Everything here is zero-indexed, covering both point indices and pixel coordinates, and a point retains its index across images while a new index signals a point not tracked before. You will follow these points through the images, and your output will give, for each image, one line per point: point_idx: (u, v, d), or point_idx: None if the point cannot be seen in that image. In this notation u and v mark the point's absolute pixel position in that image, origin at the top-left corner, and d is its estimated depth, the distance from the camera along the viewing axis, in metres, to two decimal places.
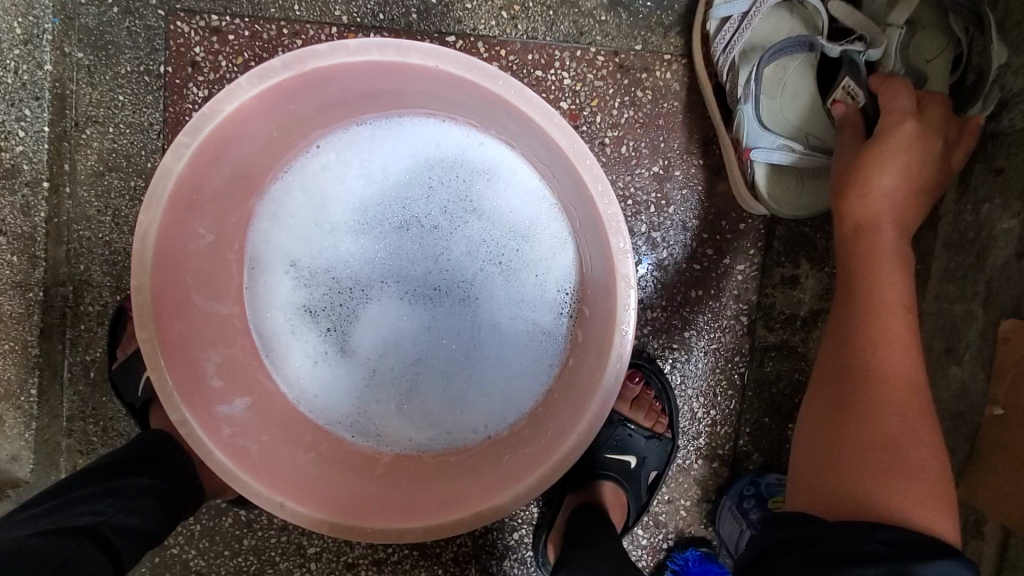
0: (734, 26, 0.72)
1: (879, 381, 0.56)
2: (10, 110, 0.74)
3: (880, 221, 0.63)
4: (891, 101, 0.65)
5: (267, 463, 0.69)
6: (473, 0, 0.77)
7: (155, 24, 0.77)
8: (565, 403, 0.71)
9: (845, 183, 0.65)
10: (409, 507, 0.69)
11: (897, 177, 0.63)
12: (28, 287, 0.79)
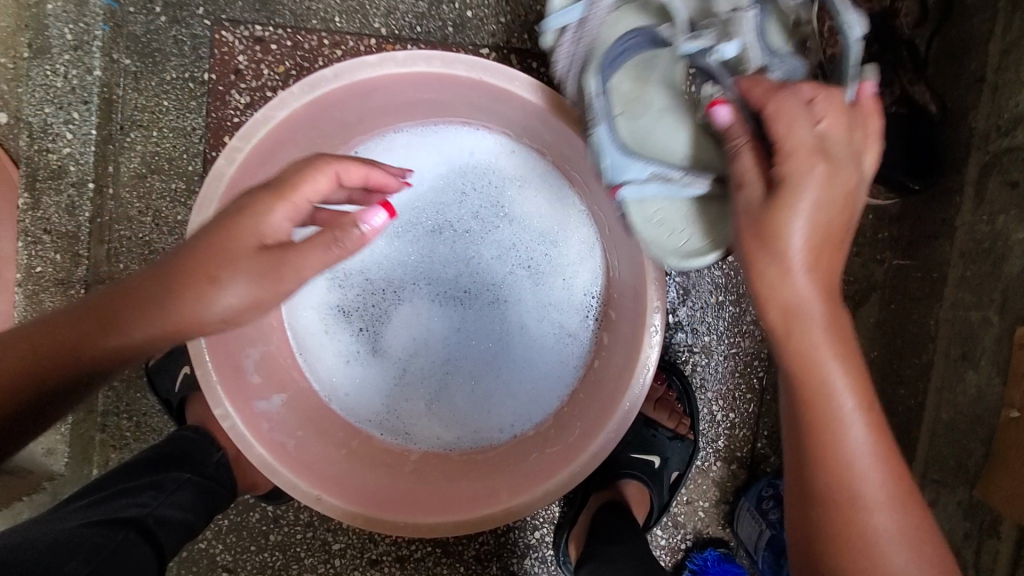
0: (573, 36, 0.62)
1: (859, 505, 0.48)
2: (60, 113, 0.79)
3: (811, 306, 0.49)
4: (790, 132, 0.48)
5: (303, 459, 0.71)
6: (507, 16, 0.80)
7: (200, 34, 0.80)
8: (592, 403, 0.74)
9: (757, 257, 0.50)
10: (439, 503, 0.72)
11: (818, 237, 0.48)
12: (69, 284, 0.82)
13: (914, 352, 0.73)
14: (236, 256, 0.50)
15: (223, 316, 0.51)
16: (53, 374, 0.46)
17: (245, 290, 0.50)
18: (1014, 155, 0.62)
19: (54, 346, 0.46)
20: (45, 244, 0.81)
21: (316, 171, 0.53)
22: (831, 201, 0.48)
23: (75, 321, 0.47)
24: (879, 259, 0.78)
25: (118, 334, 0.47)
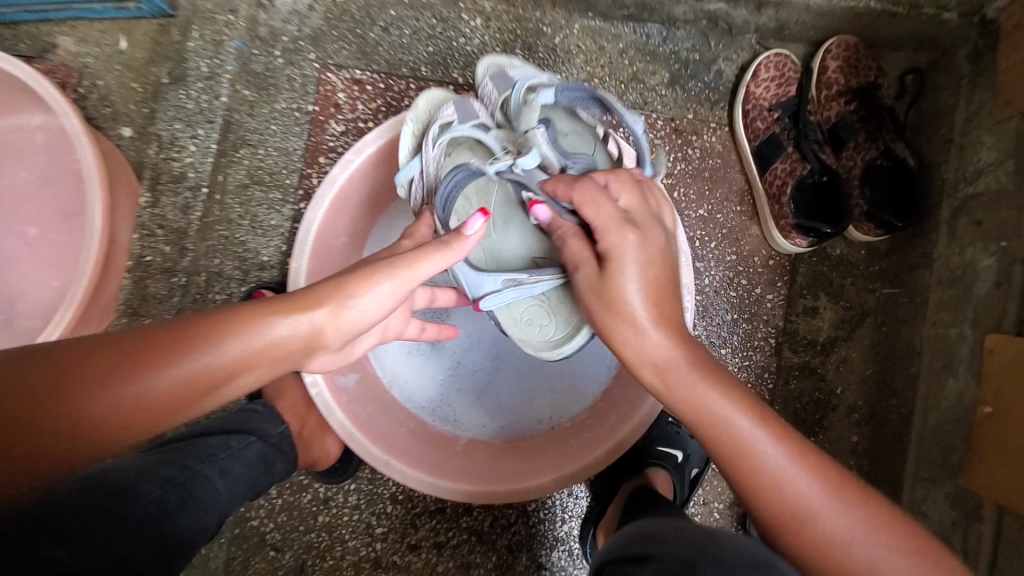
0: (419, 183, 0.77)
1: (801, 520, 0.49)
2: (187, 129, 0.95)
3: (673, 356, 0.57)
4: (593, 216, 0.59)
5: (373, 427, 0.82)
6: (563, 73, 0.96)
7: (309, 74, 0.98)
8: (624, 394, 0.85)
9: (609, 323, 0.59)
10: (486, 475, 0.82)
11: (653, 287, 0.58)
12: (174, 272, 0.94)
13: (903, 366, 0.85)
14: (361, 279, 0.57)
15: (347, 324, 0.57)
16: (194, 384, 0.49)
17: (375, 306, 0.58)
18: (977, 200, 0.77)
19: (193, 358, 0.49)
20: (157, 237, 0.94)
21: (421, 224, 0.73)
22: (658, 266, 0.59)
23: (204, 333, 0.50)
24: (871, 288, 0.92)
25: (259, 340, 0.52)
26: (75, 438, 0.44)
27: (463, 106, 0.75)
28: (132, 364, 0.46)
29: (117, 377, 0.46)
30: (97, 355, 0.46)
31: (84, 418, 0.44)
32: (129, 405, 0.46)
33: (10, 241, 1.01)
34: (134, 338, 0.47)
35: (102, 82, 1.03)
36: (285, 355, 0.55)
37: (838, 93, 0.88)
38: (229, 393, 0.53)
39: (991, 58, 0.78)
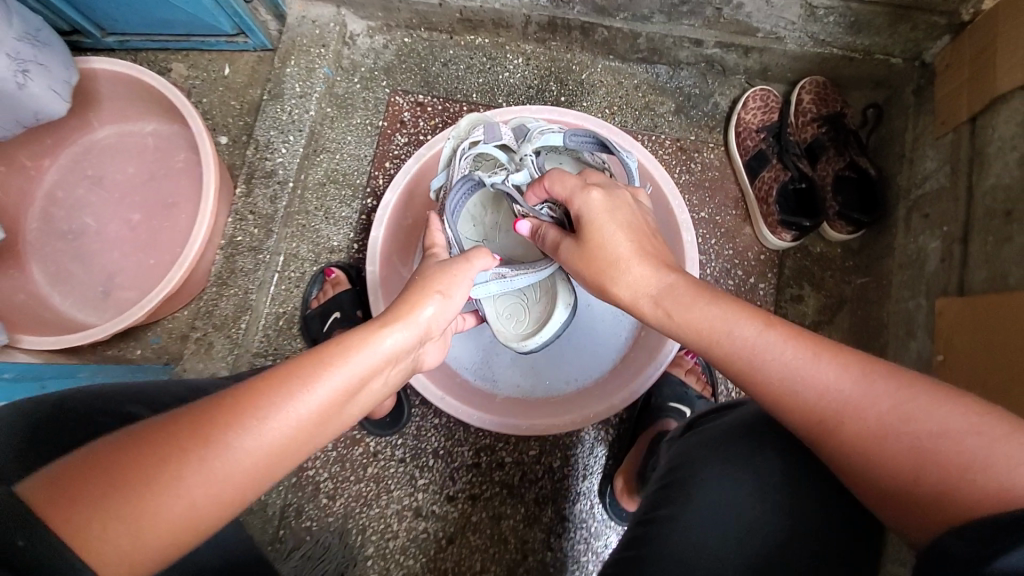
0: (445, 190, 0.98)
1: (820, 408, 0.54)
2: (280, 136, 1.13)
3: (660, 285, 0.68)
4: (567, 191, 0.75)
5: (430, 373, 0.98)
6: (588, 102, 1.19)
7: (381, 97, 1.21)
8: (641, 353, 1.01)
9: (598, 275, 0.72)
10: (523, 416, 0.98)
11: (631, 234, 0.71)
12: (259, 251, 1.10)
13: (875, 338, 1.01)
14: (429, 281, 0.65)
15: (440, 317, 0.63)
16: (343, 397, 0.53)
17: (452, 298, 0.65)
18: (923, 198, 0.96)
19: (332, 374, 0.52)
20: (248, 222, 1.11)
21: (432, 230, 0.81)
22: (623, 218, 0.72)
23: (331, 355, 0.53)
24: (847, 280, 1.10)
25: (379, 344, 0.55)
26: (250, 467, 0.48)
27: (489, 132, 0.93)
28: (275, 395, 0.49)
29: (270, 406, 0.49)
30: (242, 398, 0.48)
31: (253, 449, 0.48)
32: (295, 428, 0.50)
33: (117, 225, 1.20)
34: (264, 378, 0.50)
35: (207, 100, 1.24)
36: (404, 357, 0.59)
37: (812, 119, 1.10)
38: (364, 404, 0.57)
39: (930, 92, 1.00)
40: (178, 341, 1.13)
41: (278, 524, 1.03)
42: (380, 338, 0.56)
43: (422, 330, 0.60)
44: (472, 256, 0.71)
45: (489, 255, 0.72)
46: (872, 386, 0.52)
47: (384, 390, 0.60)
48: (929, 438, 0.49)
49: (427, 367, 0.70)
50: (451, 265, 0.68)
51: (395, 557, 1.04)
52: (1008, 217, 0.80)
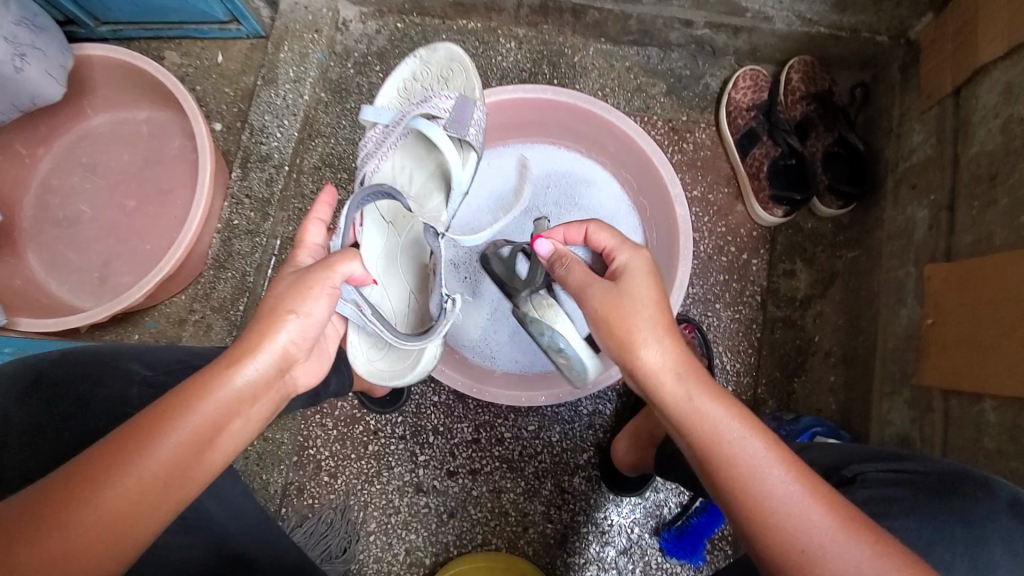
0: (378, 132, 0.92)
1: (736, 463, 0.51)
2: (274, 121, 1.15)
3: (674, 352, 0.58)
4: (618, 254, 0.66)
5: None
6: (581, 84, 1.20)
7: (375, 81, 1.21)
8: None
9: (612, 335, 0.60)
10: (521, 388, 1.00)
11: (661, 302, 0.61)
12: (257, 234, 1.12)
13: (866, 309, 1.03)
14: (282, 301, 0.61)
15: (299, 338, 0.60)
16: (186, 449, 0.51)
17: (313, 315, 0.62)
18: (912, 170, 0.98)
19: (168, 432, 0.50)
20: (244, 205, 1.13)
21: (308, 224, 0.75)
22: (659, 294, 0.62)
23: (163, 412, 0.51)
24: (838, 254, 1.12)
25: (221, 390, 0.54)
26: (99, 538, 0.46)
27: (458, 110, 0.89)
28: (109, 463, 0.48)
29: (104, 477, 0.47)
30: (74, 476, 0.47)
31: (98, 518, 0.46)
32: (141, 489, 0.48)
33: (111, 212, 1.19)
34: (96, 448, 0.49)
35: (200, 87, 1.23)
36: (262, 392, 0.57)
37: (800, 97, 1.11)
38: (232, 445, 0.55)
39: (915, 67, 1.02)
40: (175, 326, 1.12)
41: (279, 502, 1.05)
42: (221, 385, 0.54)
43: (275, 359, 0.58)
44: (334, 266, 0.65)
45: (353, 261, 0.65)
46: (791, 487, 0.49)
47: (256, 422, 0.58)
48: (827, 563, 0.46)
49: (309, 379, 0.68)
50: (309, 276, 0.63)
51: (397, 531, 1.06)
52: (992, 181, 0.82)
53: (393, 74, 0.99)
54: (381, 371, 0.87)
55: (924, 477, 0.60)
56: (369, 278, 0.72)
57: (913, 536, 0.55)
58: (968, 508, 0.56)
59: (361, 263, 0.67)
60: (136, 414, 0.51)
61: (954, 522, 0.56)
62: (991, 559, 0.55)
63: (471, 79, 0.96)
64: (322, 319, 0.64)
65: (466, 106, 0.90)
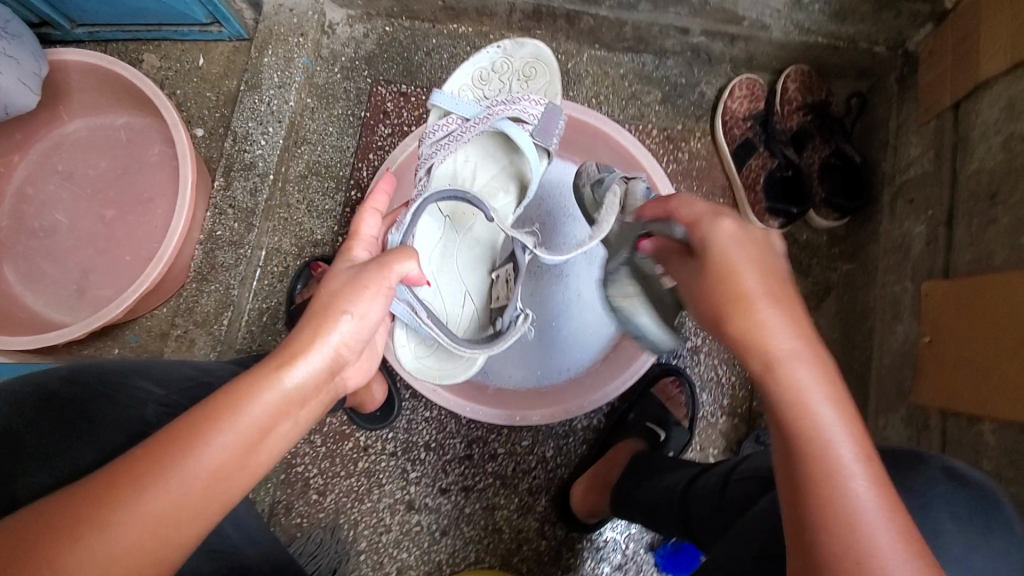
0: (452, 122, 0.88)
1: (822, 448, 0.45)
2: (259, 127, 1.10)
3: (777, 324, 0.51)
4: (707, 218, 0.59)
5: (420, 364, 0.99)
6: (574, 91, 1.17)
7: (363, 87, 1.18)
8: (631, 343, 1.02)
9: (714, 301, 0.54)
10: (517, 406, 0.99)
11: (767, 271, 0.54)
12: (240, 245, 1.08)
13: (862, 323, 1.02)
14: (338, 301, 0.62)
15: (350, 340, 0.62)
16: (235, 449, 0.51)
17: (366, 316, 0.63)
18: (910, 184, 0.97)
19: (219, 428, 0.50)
20: (228, 216, 1.09)
21: (364, 213, 0.75)
22: (766, 265, 0.54)
23: (215, 410, 0.51)
24: (834, 267, 1.11)
25: (273, 388, 0.54)
26: (140, 541, 0.45)
27: (547, 118, 0.86)
28: (160, 459, 0.48)
29: (153, 473, 0.47)
30: (120, 472, 0.46)
31: (145, 518, 0.45)
32: (188, 488, 0.48)
33: (90, 221, 1.15)
34: (148, 444, 0.48)
35: (181, 91, 1.19)
36: (312, 393, 0.58)
37: (797, 107, 1.09)
38: (277, 446, 0.55)
39: (914, 79, 1.00)
40: (157, 339, 1.10)
41: (267, 521, 1.03)
42: (273, 382, 0.54)
43: (327, 358, 0.59)
44: (389, 266, 0.67)
45: (410, 262, 0.68)
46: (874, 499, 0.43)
47: (303, 424, 0.58)
48: None
49: (357, 381, 0.68)
50: (363, 278, 0.65)
51: (388, 550, 1.03)
52: (992, 201, 0.81)
53: (469, 61, 0.95)
54: (431, 369, 0.86)
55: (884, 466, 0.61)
56: (423, 278, 0.72)
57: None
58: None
59: (417, 264, 0.69)
60: (189, 410, 0.51)
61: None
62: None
63: (556, 86, 0.96)
64: (375, 321, 0.65)
65: (557, 116, 0.88)
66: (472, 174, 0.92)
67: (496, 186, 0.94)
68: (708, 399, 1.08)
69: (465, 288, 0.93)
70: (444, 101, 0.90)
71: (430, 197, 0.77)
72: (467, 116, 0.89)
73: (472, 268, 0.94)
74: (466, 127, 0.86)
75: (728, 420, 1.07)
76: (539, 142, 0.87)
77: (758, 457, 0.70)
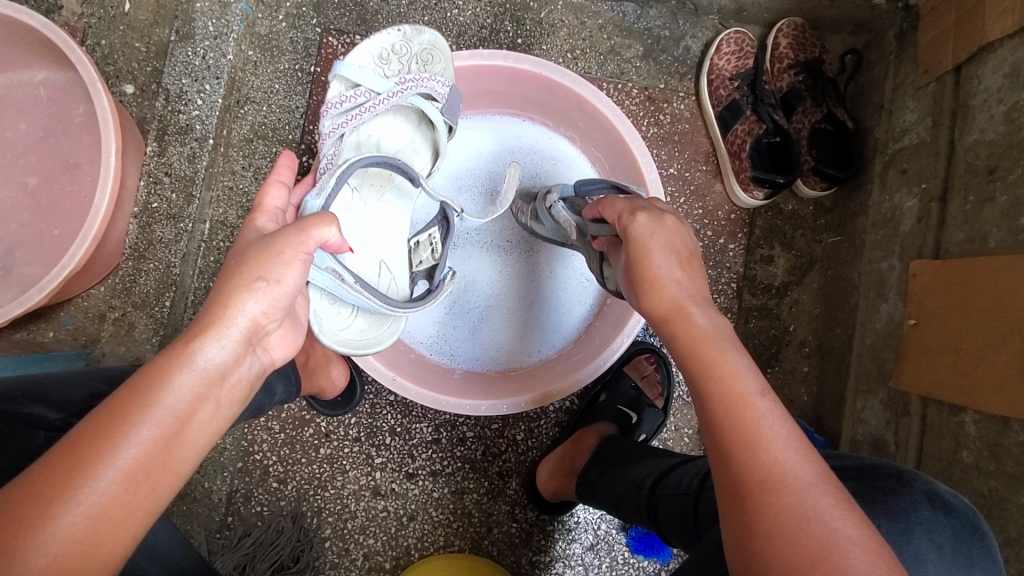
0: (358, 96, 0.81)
1: (735, 405, 0.51)
2: (194, 84, 0.98)
3: (684, 304, 0.60)
4: (613, 211, 0.68)
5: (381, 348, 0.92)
6: (548, 45, 1.06)
7: (313, 38, 1.06)
8: (605, 323, 0.98)
9: (632, 284, 0.63)
10: (484, 392, 0.94)
11: (674, 255, 0.63)
12: (180, 219, 0.98)
13: (845, 300, 0.98)
14: (247, 268, 0.55)
15: (267, 309, 0.55)
16: (158, 435, 0.47)
17: (284, 283, 0.56)
18: (903, 153, 0.91)
19: (131, 428, 0.46)
20: (164, 184, 0.98)
21: (269, 186, 0.69)
22: (676, 246, 0.63)
23: (120, 409, 0.46)
24: (818, 239, 1.06)
25: (188, 369, 0.49)
26: (65, 554, 0.42)
27: (454, 98, 0.84)
28: (67, 473, 0.43)
29: (56, 490, 0.42)
30: (17, 498, 0.42)
31: (60, 540, 0.41)
32: (103, 501, 0.43)
33: (11, 190, 1.03)
34: (50, 458, 0.44)
35: (106, 41, 1.03)
36: (230, 376, 0.52)
37: (788, 66, 1.02)
38: (204, 438, 0.50)
39: (913, 37, 0.92)
40: (96, 322, 0.98)
41: (225, 511, 0.98)
42: (186, 362, 0.49)
43: (242, 334, 0.53)
44: (307, 230, 0.58)
45: (331, 225, 0.59)
46: (787, 450, 0.49)
47: (232, 410, 0.53)
48: (816, 540, 0.44)
49: (293, 356, 0.62)
50: (276, 240, 0.57)
51: (353, 536, 1.00)
52: (990, 176, 0.76)
53: (368, 39, 0.84)
54: (353, 339, 0.79)
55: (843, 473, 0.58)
56: (345, 245, 0.64)
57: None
58: (888, 503, 0.54)
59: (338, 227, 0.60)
60: (92, 415, 0.46)
61: (897, 536, 0.53)
62: (919, 553, 0.53)
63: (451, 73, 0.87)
64: (296, 288, 0.58)
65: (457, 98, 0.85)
66: (376, 149, 0.86)
67: (406, 156, 0.88)
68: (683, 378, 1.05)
69: (381, 257, 0.86)
70: (348, 70, 0.81)
71: (356, 161, 0.74)
72: (378, 89, 0.81)
73: (387, 234, 0.87)
74: (378, 101, 0.80)
75: None
76: (447, 120, 0.85)
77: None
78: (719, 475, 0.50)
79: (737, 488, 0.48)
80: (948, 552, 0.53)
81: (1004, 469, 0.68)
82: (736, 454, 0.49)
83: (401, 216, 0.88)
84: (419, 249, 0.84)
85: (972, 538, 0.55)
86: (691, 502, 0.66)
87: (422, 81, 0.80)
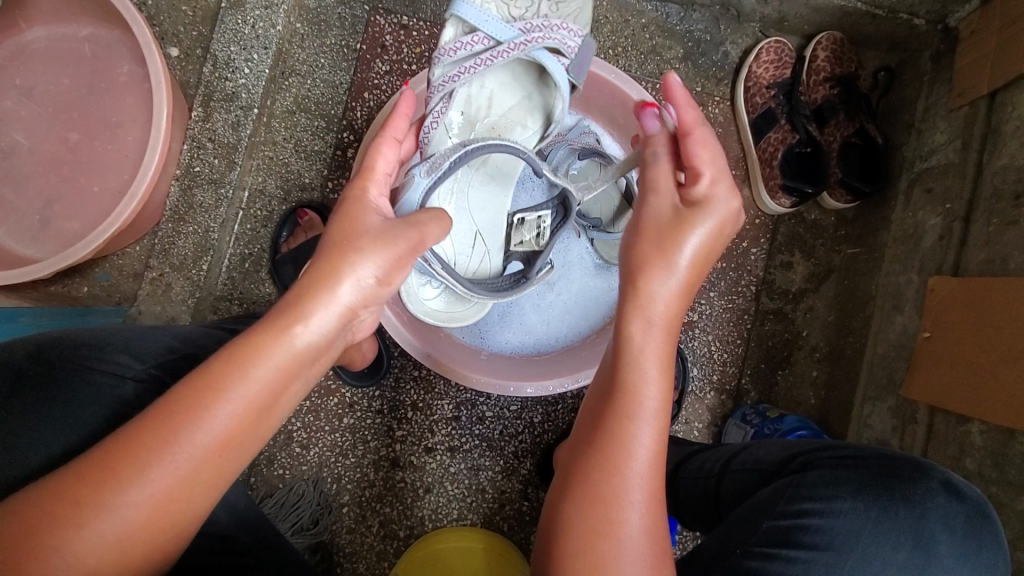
0: (477, 40, 0.79)
1: (630, 388, 0.56)
2: (242, 53, 0.98)
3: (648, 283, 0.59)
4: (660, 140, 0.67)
5: (415, 326, 0.95)
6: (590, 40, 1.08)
7: (359, 15, 1.08)
8: None
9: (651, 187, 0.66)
10: (513, 372, 0.97)
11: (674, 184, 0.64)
12: (220, 184, 1.00)
13: (859, 309, 1.02)
14: (352, 244, 0.54)
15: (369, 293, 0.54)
16: (250, 408, 0.48)
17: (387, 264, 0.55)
18: (928, 173, 0.94)
19: (226, 394, 0.47)
20: (206, 150, 0.99)
21: (382, 146, 0.65)
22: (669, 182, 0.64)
23: (218, 378, 0.48)
24: (837, 249, 1.09)
25: (283, 347, 0.49)
26: (154, 509, 0.46)
27: (583, 53, 0.82)
28: (162, 437, 0.46)
29: (153, 449, 0.46)
30: (110, 456, 0.45)
31: (152, 494, 0.45)
32: (191, 465, 0.46)
33: (50, 144, 1.04)
34: (148, 414, 0.47)
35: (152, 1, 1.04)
36: (326, 350, 0.52)
37: (825, 78, 1.04)
38: (289, 408, 0.52)
39: (949, 59, 0.95)
40: (131, 280, 1.01)
41: (248, 472, 1.01)
42: (283, 341, 0.49)
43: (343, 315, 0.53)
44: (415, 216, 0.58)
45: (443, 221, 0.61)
46: (648, 442, 0.55)
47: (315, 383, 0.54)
48: (614, 522, 0.52)
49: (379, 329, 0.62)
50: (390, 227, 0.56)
51: (371, 504, 1.03)
52: (1017, 201, 0.79)
53: None
54: (439, 312, 0.85)
55: (865, 461, 0.61)
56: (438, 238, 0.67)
57: (861, 519, 0.57)
58: (907, 491, 0.58)
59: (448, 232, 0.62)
60: (190, 377, 0.48)
61: (914, 520, 0.57)
62: (932, 537, 0.57)
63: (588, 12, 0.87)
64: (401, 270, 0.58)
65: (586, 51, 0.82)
66: (487, 103, 0.87)
67: (519, 115, 0.89)
68: (698, 374, 1.08)
69: (477, 228, 0.89)
70: (470, 15, 0.79)
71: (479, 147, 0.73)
72: (500, 36, 0.79)
73: (484, 205, 0.90)
74: (496, 52, 0.78)
75: (715, 396, 1.08)
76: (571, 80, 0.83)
77: (756, 446, 0.70)
78: (591, 428, 0.57)
79: (595, 453, 0.55)
80: (960, 534, 0.58)
81: (1005, 477, 0.73)
82: (611, 423, 0.55)
83: (504, 188, 0.90)
84: (522, 228, 0.88)
85: (982, 523, 0.59)
86: (711, 484, 0.70)
87: (553, 35, 0.79)
